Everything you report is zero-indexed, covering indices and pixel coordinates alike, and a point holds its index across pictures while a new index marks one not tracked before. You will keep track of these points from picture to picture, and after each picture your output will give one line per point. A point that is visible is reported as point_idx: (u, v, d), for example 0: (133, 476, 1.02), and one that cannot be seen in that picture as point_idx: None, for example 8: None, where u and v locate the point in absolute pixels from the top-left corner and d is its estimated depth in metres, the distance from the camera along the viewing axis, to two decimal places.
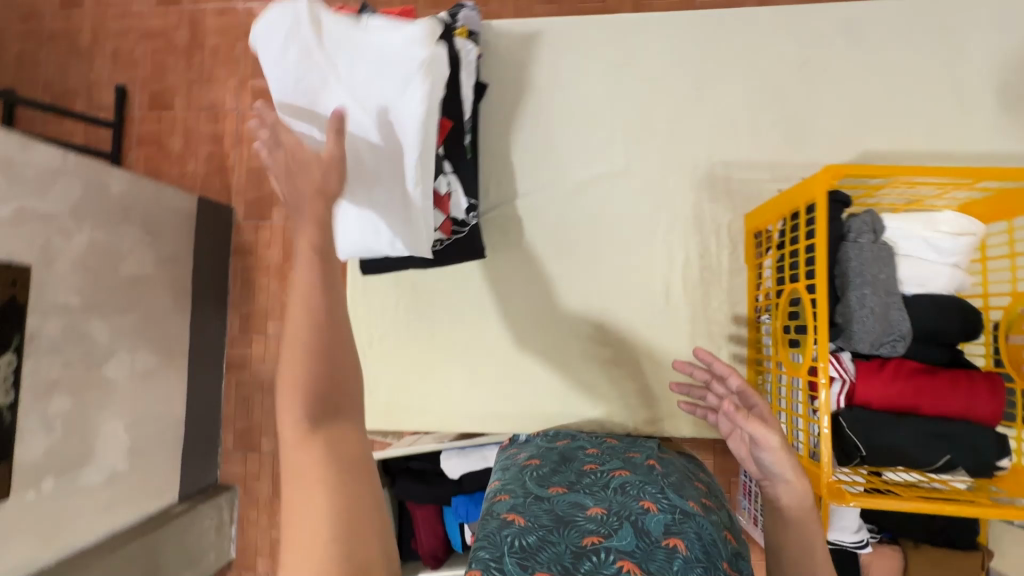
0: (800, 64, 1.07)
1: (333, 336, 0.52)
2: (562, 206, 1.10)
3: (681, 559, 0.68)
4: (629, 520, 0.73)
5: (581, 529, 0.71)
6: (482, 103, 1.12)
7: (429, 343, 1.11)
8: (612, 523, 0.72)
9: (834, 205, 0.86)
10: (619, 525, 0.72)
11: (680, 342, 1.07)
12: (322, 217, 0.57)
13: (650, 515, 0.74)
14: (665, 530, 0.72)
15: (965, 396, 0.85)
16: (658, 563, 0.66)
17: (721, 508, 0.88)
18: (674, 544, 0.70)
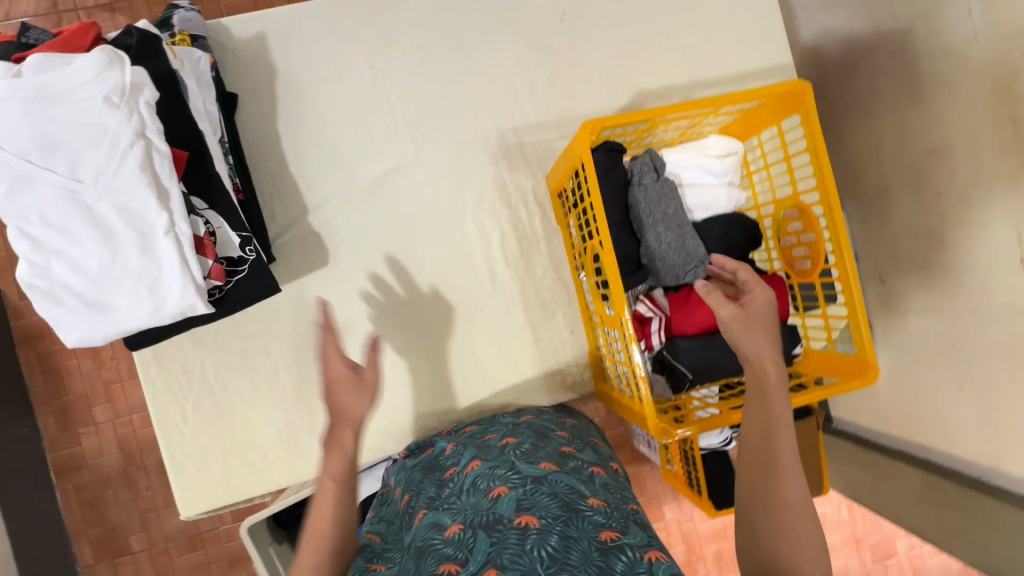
0: (559, 17, 1.06)
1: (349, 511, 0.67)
2: (362, 210, 1.01)
3: (537, 531, 0.59)
4: (480, 518, 0.64)
5: (438, 558, 0.61)
6: (236, 117, 0.98)
7: (254, 395, 0.99)
8: (464, 532, 0.63)
9: (609, 154, 0.88)
10: (471, 531, 0.63)
11: (516, 317, 1.06)
12: (356, 424, 0.70)
13: (501, 501, 0.66)
14: (516, 508, 0.63)
15: None
16: (511, 552, 0.58)
17: (583, 446, 0.86)
18: (526, 519, 0.61)
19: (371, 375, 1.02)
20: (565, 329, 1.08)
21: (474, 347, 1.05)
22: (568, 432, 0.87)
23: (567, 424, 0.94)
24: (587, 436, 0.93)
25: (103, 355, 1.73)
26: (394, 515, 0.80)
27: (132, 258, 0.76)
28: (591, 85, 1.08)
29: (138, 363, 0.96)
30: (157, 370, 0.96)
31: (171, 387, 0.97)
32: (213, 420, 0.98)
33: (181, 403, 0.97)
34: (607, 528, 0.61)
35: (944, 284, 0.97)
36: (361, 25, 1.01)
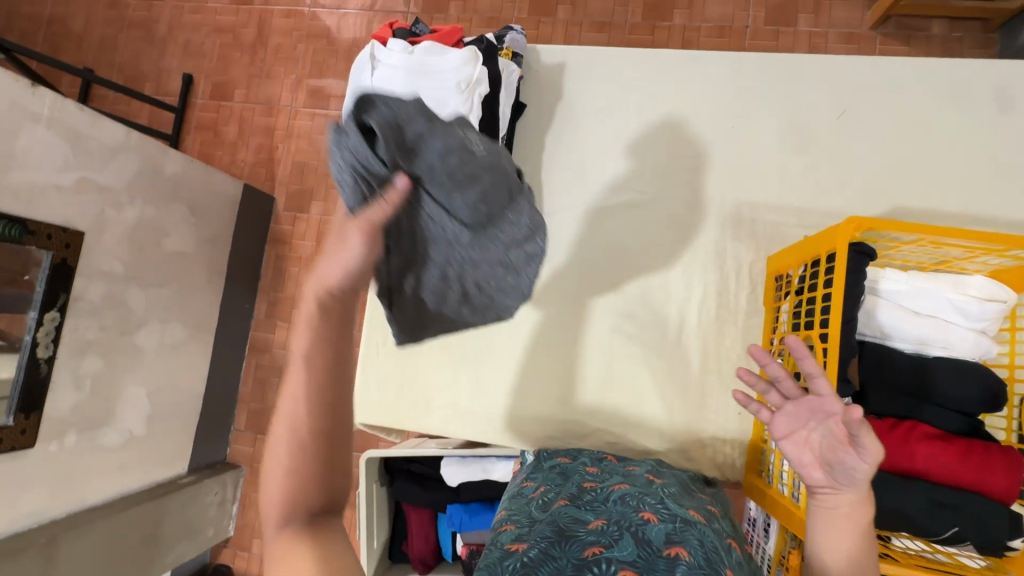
0: (835, 114, 1.07)
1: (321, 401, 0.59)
2: (585, 229, 1.12)
3: (685, 567, 0.65)
4: (630, 530, 0.70)
5: (580, 543, 0.69)
6: (517, 123, 1.16)
7: (440, 348, 1.14)
8: (612, 533, 0.70)
9: (858, 256, 0.84)
10: (619, 534, 0.69)
11: (686, 374, 1.07)
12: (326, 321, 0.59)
13: (651, 525, 0.71)
14: (666, 539, 0.69)
15: (978, 469, 0.82)
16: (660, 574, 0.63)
17: (724, 517, 0.88)
18: (675, 553, 0.67)
19: (537, 371, 1.11)
20: (734, 408, 1.05)
21: (635, 386, 1.08)
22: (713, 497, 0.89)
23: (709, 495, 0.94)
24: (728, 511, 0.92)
25: None
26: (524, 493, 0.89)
27: None
28: (848, 186, 1.06)
29: (370, 286, 1.17)
30: (383, 296, 1.16)
31: (387, 314, 1.16)
32: (403, 353, 1.15)
33: (387, 330, 1.15)
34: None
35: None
36: (645, 76, 1.13)
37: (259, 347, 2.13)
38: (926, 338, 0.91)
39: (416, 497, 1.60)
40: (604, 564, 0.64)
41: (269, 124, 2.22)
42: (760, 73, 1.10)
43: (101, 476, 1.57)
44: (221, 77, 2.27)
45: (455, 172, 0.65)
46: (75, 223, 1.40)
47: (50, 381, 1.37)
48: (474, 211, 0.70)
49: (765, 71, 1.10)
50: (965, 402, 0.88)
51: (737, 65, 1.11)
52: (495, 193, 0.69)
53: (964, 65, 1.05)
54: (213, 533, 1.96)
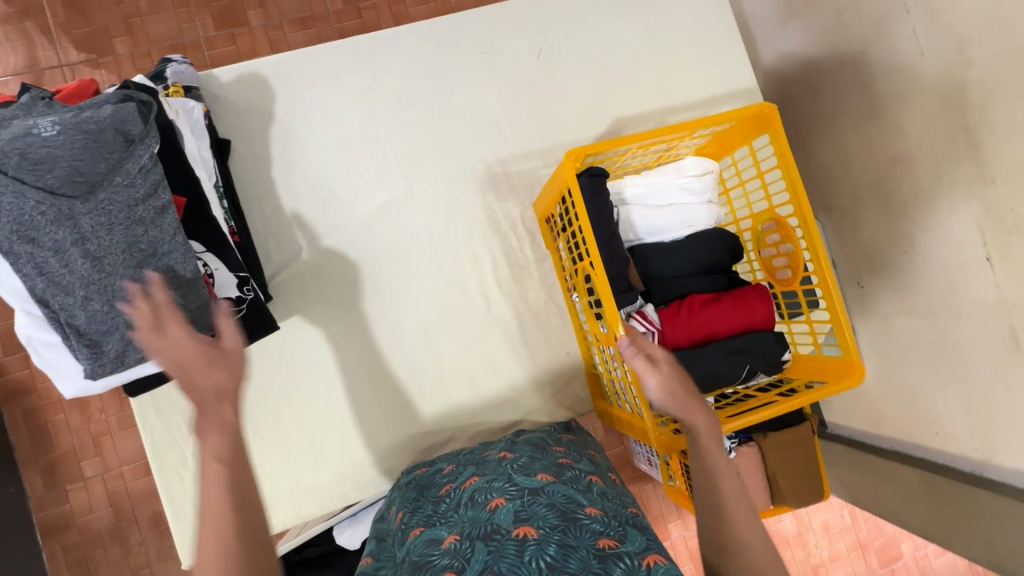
0: (536, 54, 1.13)
1: (247, 509, 0.57)
2: (354, 245, 1.04)
3: (535, 542, 0.61)
4: (478, 530, 0.66)
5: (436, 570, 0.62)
6: (230, 162, 1.01)
7: (254, 437, 0.98)
8: (464, 545, 0.64)
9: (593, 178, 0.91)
10: (470, 543, 0.64)
11: (509, 340, 1.08)
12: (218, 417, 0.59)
13: (499, 512, 0.68)
14: (514, 519, 0.65)
15: (745, 312, 0.97)
16: (508, 561, 0.59)
17: (580, 457, 0.90)
18: (524, 531, 0.63)
19: (371, 408, 1.02)
20: (562, 349, 1.10)
21: (470, 374, 1.06)
22: (565, 445, 0.90)
23: (564, 440, 0.97)
24: (584, 448, 0.96)
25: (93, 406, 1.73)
26: (388, 531, 0.82)
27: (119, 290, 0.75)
28: (572, 116, 1.13)
29: (135, 411, 0.95)
30: (156, 412, 0.95)
31: (172, 430, 0.96)
32: None
33: (181, 449, 0.96)
34: (604, 536, 0.63)
35: (918, 286, 1.02)
36: (349, 70, 1.05)
37: None
38: (673, 224, 1.04)
39: None
40: None
41: None
42: (458, 36, 1.10)
43: None
44: None
45: (30, 154, 0.70)
46: None
47: None
48: (75, 183, 0.72)
49: (461, 30, 1.10)
50: (718, 263, 1.03)
51: (433, 32, 1.09)
52: (88, 158, 0.72)
53: None
54: None
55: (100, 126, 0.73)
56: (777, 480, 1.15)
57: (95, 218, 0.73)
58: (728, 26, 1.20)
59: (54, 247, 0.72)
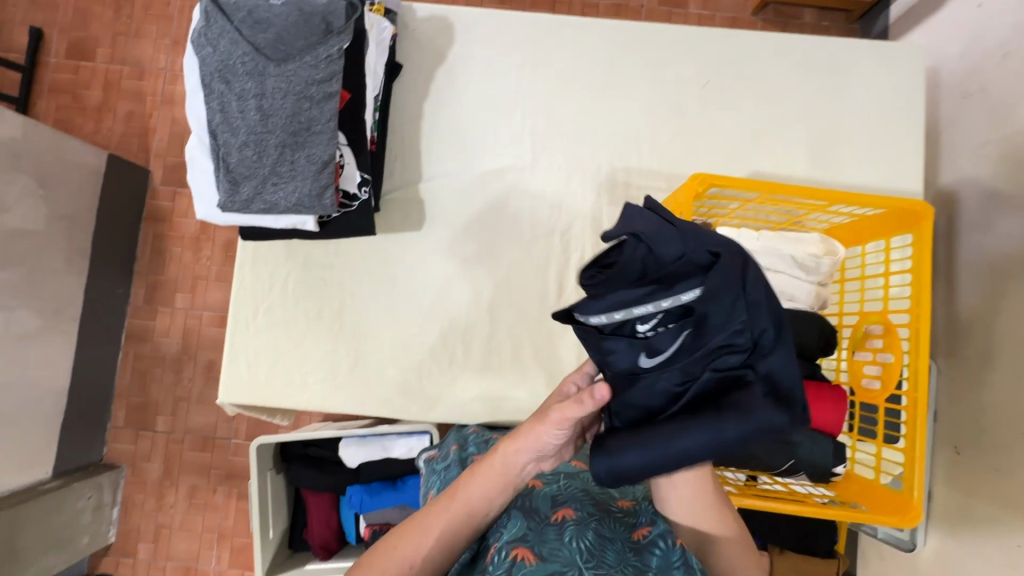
0: (701, 84, 1.12)
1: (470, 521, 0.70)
2: (465, 195, 1.10)
3: (575, 523, 0.70)
4: (517, 504, 0.74)
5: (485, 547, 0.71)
6: (394, 84, 1.12)
7: (315, 320, 1.08)
8: (502, 515, 0.73)
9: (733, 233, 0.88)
10: (509, 514, 0.73)
11: (564, 335, 1.09)
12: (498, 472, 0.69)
13: (537, 495, 0.76)
14: (553, 503, 0.74)
15: (810, 406, 0.89)
16: (552, 543, 0.67)
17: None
18: (563, 514, 0.72)
19: (421, 342, 1.08)
20: None
21: (517, 352, 1.08)
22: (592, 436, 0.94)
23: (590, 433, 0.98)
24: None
25: (205, 251, 2.00)
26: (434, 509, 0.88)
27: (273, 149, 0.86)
28: (713, 154, 1.12)
29: (238, 254, 1.08)
30: (253, 265, 1.08)
31: (257, 286, 1.08)
32: (275, 327, 1.07)
33: (257, 303, 1.08)
34: (637, 526, 0.73)
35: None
36: (525, 42, 1.12)
37: (138, 336, 1.98)
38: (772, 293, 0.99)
39: (312, 482, 1.56)
40: (498, 553, 0.67)
41: (139, 88, 2.04)
42: (635, 44, 1.13)
43: None
44: (80, 35, 2.06)
45: (256, 15, 0.84)
46: None
47: None
48: (276, 49, 0.84)
49: (637, 39, 1.13)
50: (803, 345, 0.96)
51: (612, 32, 1.13)
52: (294, 32, 0.84)
53: (808, 41, 1.14)
54: (88, 540, 1.84)
55: (313, 11, 0.85)
56: None
57: (278, 83, 0.85)
58: (912, 124, 1.11)
59: (240, 93, 0.85)
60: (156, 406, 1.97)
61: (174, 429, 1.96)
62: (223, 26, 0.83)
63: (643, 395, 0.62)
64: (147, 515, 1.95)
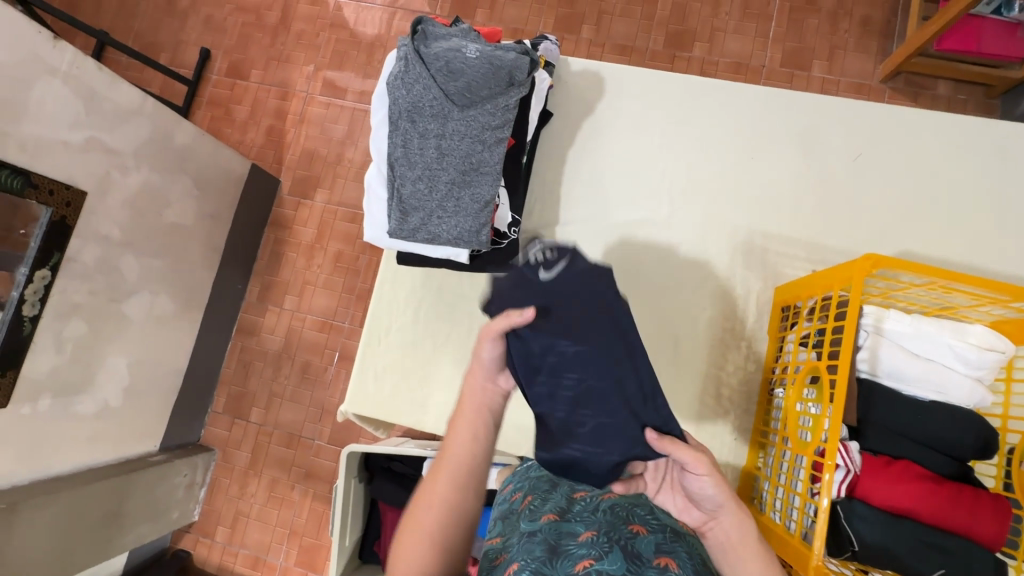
0: (852, 157, 1.10)
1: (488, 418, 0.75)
2: (599, 243, 1.13)
3: None
4: (617, 538, 0.71)
5: (572, 556, 0.68)
6: (543, 131, 1.18)
7: (442, 344, 1.13)
8: (602, 542, 0.69)
9: None
10: (609, 544, 0.69)
11: (686, 393, 1.07)
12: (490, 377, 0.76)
13: (640, 538, 0.72)
14: (655, 551, 0.70)
15: (966, 514, 0.84)
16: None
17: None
18: (664, 567, 0.68)
19: None
20: (729, 432, 1.05)
21: None
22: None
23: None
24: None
25: (316, 260, 2.14)
26: (509, 508, 0.84)
27: (443, 185, 0.93)
28: (859, 228, 1.09)
29: (378, 275, 1.16)
30: (392, 284, 1.15)
31: (393, 305, 1.15)
32: (405, 346, 1.13)
33: (391, 320, 1.14)
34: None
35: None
36: (673, 100, 1.15)
37: (247, 330, 2.14)
38: (924, 382, 0.93)
39: (391, 496, 1.61)
40: None
41: (282, 107, 2.26)
42: (784, 112, 1.13)
43: (72, 447, 1.55)
44: (239, 57, 2.32)
45: (450, 65, 0.91)
46: (76, 182, 1.39)
47: (32, 341, 1.36)
48: (462, 96, 0.91)
49: (787, 106, 1.13)
50: (957, 442, 0.90)
51: (764, 97, 1.14)
52: (481, 83, 0.91)
53: (978, 122, 1.09)
54: (177, 515, 1.96)
55: (501, 66, 0.91)
56: None
57: (458, 126, 0.92)
58: None
59: (422, 133, 0.92)
60: (253, 398, 2.10)
61: (265, 422, 2.08)
62: (420, 72, 0.91)
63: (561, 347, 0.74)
64: (229, 501, 2.05)
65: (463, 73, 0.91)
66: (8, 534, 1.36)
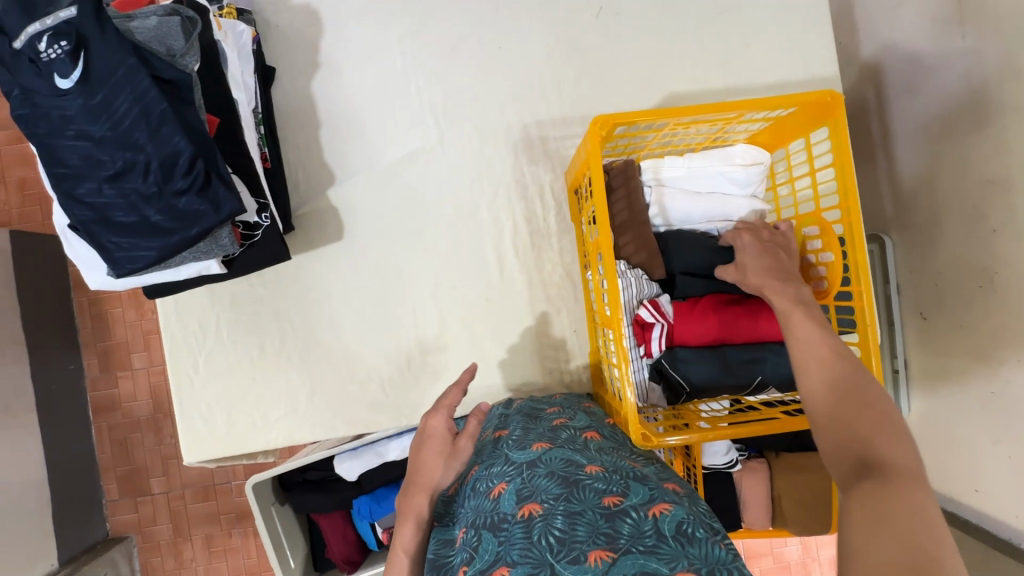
0: (594, 14, 1.06)
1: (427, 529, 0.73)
2: (383, 189, 1.04)
3: (542, 518, 0.61)
4: (483, 519, 0.65)
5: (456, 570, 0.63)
6: (273, 91, 1.03)
7: (262, 357, 1.03)
8: (471, 536, 0.64)
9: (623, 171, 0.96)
10: (477, 533, 0.64)
11: (519, 308, 1.05)
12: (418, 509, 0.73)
13: (502, 500, 0.66)
14: (517, 503, 0.64)
15: (768, 321, 0.90)
16: (519, 547, 0.58)
17: (574, 413, 0.88)
18: (529, 510, 0.62)
19: (376, 350, 1.04)
20: (568, 327, 1.06)
21: (471, 339, 1.05)
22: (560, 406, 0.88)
23: (558, 397, 0.95)
24: (578, 402, 0.94)
25: (147, 306, 1.69)
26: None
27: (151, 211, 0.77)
28: (623, 86, 1.07)
29: (160, 315, 1.01)
30: (178, 318, 1.01)
31: (190, 338, 1.02)
32: (223, 374, 1.02)
33: (195, 355, 1.02)
34: (608, 492, 0.63)
35: (995, 332, 0.89)
36: (398, 10, 1.04)
37: (105, 408, 1.70)
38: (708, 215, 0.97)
39: (320, 506, 1.34)
40: None
41: None
42: None
43: None
44: None
45: (74, 76, 0.72)
46: None
47: None
48: (108, 108, 0.74)
49: None
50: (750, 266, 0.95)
51: None
52: (123, 83, 0.74)
53: None
54: None
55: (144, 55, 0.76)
56: (781, 502, 1.14)
57: (129, 141, 0.74)
58: (819, 7, 1.07)
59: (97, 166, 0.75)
60: (146, 471, 1.72)
61: (172, 487, 1.71)
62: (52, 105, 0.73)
63: (53, 99, 0.73)
64: None
65: (99, 82, 0.73)
66: None
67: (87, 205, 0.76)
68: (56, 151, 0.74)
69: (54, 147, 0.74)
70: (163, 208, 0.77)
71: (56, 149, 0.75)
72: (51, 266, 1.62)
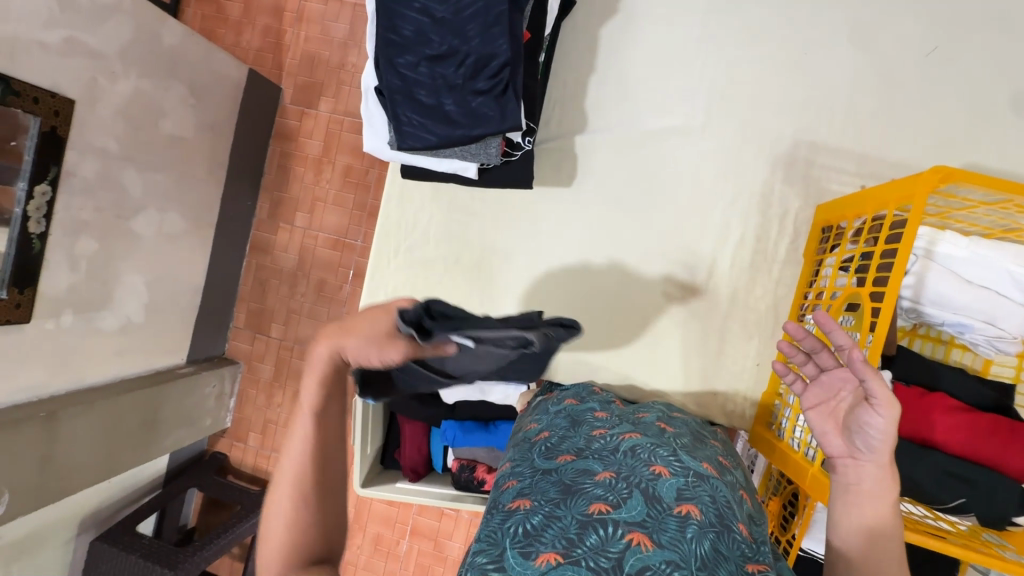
0: (925, 51, 0.95)
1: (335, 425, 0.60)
2: (626, 152, 1.02)
3: (696, 524, 0.61)
4: (638, 483, 0.66)
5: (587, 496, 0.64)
6: (564, 23, 1.02)
7: (456, 265, 1.07)
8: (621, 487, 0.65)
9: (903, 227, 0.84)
10: (627, 489, 0.65)
11: (709, 319, 1.01)
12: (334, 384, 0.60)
13: (661, 481, 0.66)
14: (677, 496, 0.64)
15: (1000, 445, 0.80)
16: (670, 533, 0.59)
17: (734, 464, 0.83)
18: (686, 511, 0.62)
19: (552, 300, 1.05)
20: (752, 357, 1.01)
21: (647, 326, 1.03)
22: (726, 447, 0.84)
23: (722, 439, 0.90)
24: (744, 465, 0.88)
25: (326, 173, 1.74)
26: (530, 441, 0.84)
27: (450, 101, 0.81)
28: (920, 137, 0.96)
29: (385, 193, 1.07)
30: (398, 203, 1.07)
31: (401, 223, 1.08)
32: (416, 266, 1.08)
33: (400, 240, 1.08)
34: (753, 561, 0.61)
35: None
36: None
37: (261, 248, 1.79)
38: (974, 310, 0.86)
39: None
40: (610, 525, 0.60)
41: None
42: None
43: (100, 360, 1.35)
44: None
45: None
46: (62, 88, 1.10)
47: (42, 264, 1.13)
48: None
49: None
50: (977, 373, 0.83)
51: None
52: None
53: None
54: (210, 424, 1.71)
55: None
56: None
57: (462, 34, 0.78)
58: None
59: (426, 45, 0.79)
60: (271, 313, 1.79)
61: (286, 337, 1.78)
62: None
63: None
64: (258, 413, 1.79)
65: None
66: (51, 447, 1.20)
67: (400, 75, 0.81)
68: (397, 21, 0.80)
69: (397, 14, 0.80)
70: (460, 101, 0.81)
71: (399, 18, 0.80)
72: (263, 110, 1.70)
